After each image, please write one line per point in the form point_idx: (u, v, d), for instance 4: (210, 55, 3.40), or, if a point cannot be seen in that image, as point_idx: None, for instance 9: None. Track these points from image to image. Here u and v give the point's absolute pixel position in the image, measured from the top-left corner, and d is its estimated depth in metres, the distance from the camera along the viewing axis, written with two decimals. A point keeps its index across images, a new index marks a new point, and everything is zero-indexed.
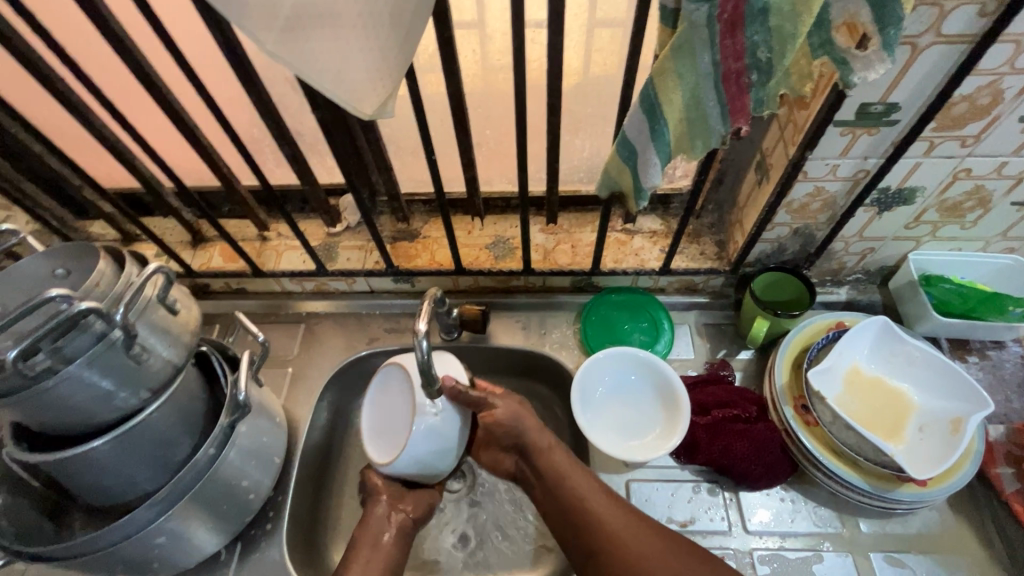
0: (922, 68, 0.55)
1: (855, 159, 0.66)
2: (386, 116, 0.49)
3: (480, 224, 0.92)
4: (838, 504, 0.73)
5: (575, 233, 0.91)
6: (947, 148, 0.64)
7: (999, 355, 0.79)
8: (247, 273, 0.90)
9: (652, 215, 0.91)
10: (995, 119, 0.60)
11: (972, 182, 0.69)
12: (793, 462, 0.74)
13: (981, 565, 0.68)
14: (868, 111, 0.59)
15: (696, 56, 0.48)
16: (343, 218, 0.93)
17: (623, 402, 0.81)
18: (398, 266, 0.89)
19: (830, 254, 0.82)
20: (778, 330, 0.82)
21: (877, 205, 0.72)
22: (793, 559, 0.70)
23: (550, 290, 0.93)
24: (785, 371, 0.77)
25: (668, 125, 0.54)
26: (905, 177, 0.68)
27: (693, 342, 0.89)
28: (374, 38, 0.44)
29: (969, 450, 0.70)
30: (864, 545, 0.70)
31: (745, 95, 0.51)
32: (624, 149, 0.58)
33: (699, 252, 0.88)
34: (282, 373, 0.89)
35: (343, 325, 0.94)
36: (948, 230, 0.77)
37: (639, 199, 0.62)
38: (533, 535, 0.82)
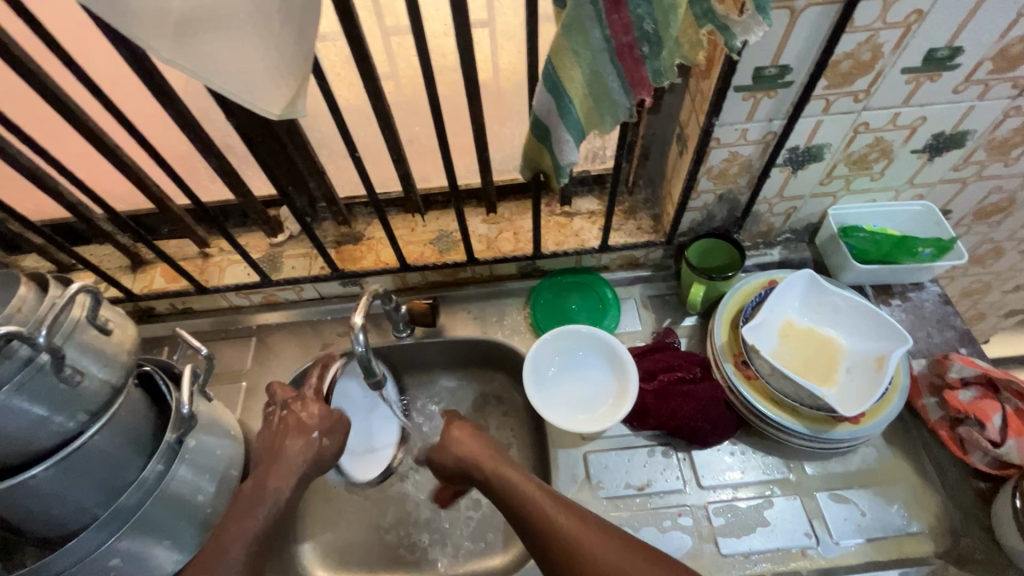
0: (803, 29, 0.58)
1: (761, 122, 0.69)
2: (296, 116, 0.51)
3: (423, 220, 0.94)
4: (784, 451, 0.77)
5: (516, 220, 0.93)
6: (842, 104, 0.68)
7: (919, 296, 0.84)
8: (191, 291, 0.90)
9: (588, 196, 0.93)
10: (880, 72, 0.64)
11: (872, 135, 0.73)
12: (739, 417, 0.77)
13: (917, 493, 0.72)
14: (763, 74, 0.63)
15: (587, 32, 0.51)
16: (285, 228, 0.93)
17: (574, 378, 0.83)
18: (343, 269, 0.90)
19: (756, 217, 0.86)
20: (715, 294, 0.85)
21: (790, 164, 0.76)
22: (745, 507, 0.73)
23: (498, 278, 0.95)
24: (724, 330, 0.81)
25: (573, 101, 0.56)
26: (810, 135, 0.72)
27: (639, 315, 0.92)
28: (269, 37, 0.45)
29: (896, 385, 0.75)
30: (810, 486, 0.74)
31: (640, 67, 0.54)
32: (538, 129, 0.61)
33: (635, 228, 0.91)
34: (236, 388, 0.89)
35: (295, 335, 0.94)
36: (860, 182, 0.81)
37: (560, 176, 0.64)
38: (501, 519, 0.84)
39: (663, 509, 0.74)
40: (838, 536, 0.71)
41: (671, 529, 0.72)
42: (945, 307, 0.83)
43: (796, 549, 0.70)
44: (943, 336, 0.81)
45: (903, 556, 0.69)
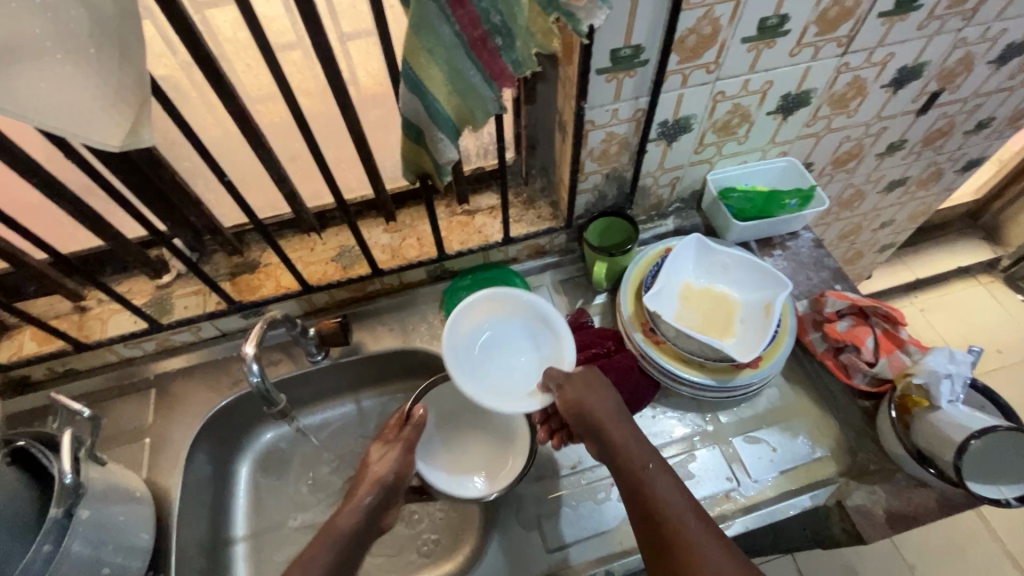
0: (646, 9, 0.62)
1: (629, 100, 0.73)
2: (141, 144, 0.48)
3: (321, 239, 0.91)
4: (699, 405, 0.81)
5: (418, 225, 0.92)
6: (697, 76, 0.73)
7: (795, 244, 0.92)
8: (69, 351, 0.82)
9: (487, 192, 0.94)
10: (723, 44, 0.69)
11: (730, 102, 0.79)
12: (655, 382, 0.81)
13: (817, 421, 0.79)
14: (619, 55, 0.66)
15: (437, 30, 0.51)
16: (170, 267, 0.87)
17: (500, 351, 0.76)
18: (242, 301, 0.85)
19: (645, 190, 0.91)
20: (618, 269, 0.88)
21: (664, 137, 0.81)
22: (671, 465, 0.77)
23: (409, 285, 0.94)
24: (629, 302, 0.85)
25: (439, 100, 0.57)
26: (675, 108, 0.77)
27: (553, 300, 0.94)
28: (89, 62, 0.42)
29: (785, 327, 0.81)
30: (726, 434, 0.79)
31: (498, 59, 0.55)
32: (411, 131, 0.60)
33: (536, 216, 0.93)
34: (139, 446, 0.82)
35: (200, 378, 0.88)
36: (730, 146, 0.88)
37: (443, 174, 0.64)
38: (445, 525, 0.83)
39: (597, 482, 0.76)
40: (756, 474, 0.76)
41: (607, 500, 0.74)
42: (818, 250, 0.91)
43: (720, 494, 0.75)
44: (820, 276, 0.89)
45: (812, 480, 0.75)
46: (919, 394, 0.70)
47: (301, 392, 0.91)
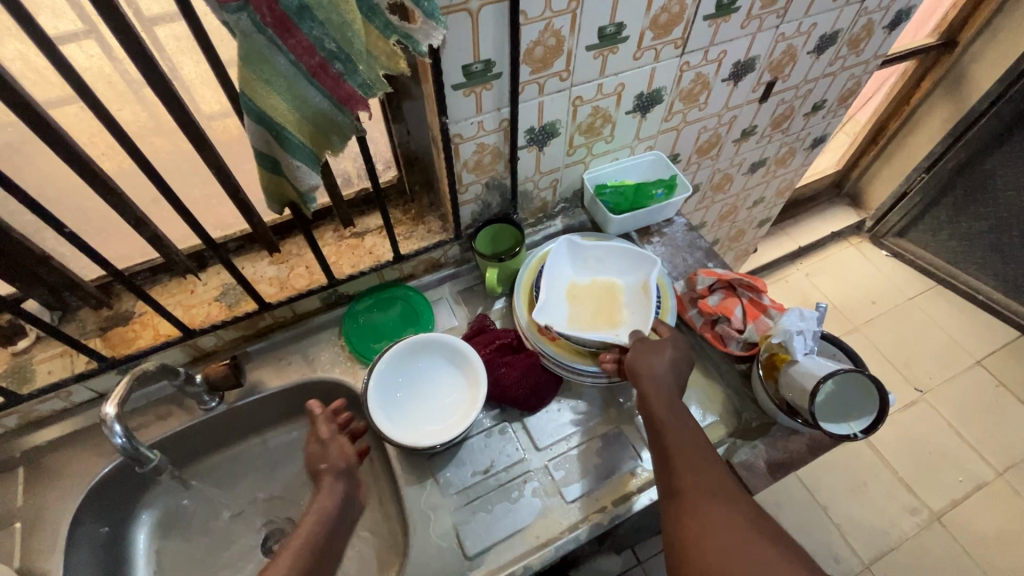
0: (488, 26, 0.65)
1: (492, 111, 0.76)
2: None
3: (202, 279, 0.86)
4: (599, 392, 0.86)
5: (306, 253, 0.90)
6: (552, 84, 0.77)
7: (671, 229, 1.00)
8: None
9: (374, 212, 0.94)
10: (569, 52, 0.74)
11: (589, 105, 0.85)
12: (556, 376, 0.84)
13: (704, 390, 0.86)
14: (471, 70, 0.69)
15: (270, 59, 0.51)
16: (28, 331, 0.80)
17: (422, 397, 0.80)
18: (116, 356, 0.79)
19: (527, 195, 0.94)
20: (511, 272, 0.91)
21: (534, 143, 0.85)
22: (579, 453, 0.80)
23: (304, 316, 0.91)
24: (523, 303, 0.88)
25: (289, 128, 0.56)
26: (538, 115, 0.81)
27: (454, 311, 0.95)
28: None
29: (667, 307, 0.87)
30: (627, 415, 0.84)
31: (342, 83, 0.56)
32: (266, 161, 0.60)
33: (426, 231, 0.94)
34: (8, 533, 0.74)
35: (77, 447, 0.80)
36: (598, 146, 0.93)
37: (309, 201, 0.64)
38: (367, 554, 0.82)
39: (510, 482, 0.78)
40: None
41: (520, 498, 0.76)
42: (690, 233, 0.99)
43: (626, 472, 0.79)
44: (695, 257, 0.97)
45: None
46: (782, 351, 0.79)
47: (199, 443, 0.86)
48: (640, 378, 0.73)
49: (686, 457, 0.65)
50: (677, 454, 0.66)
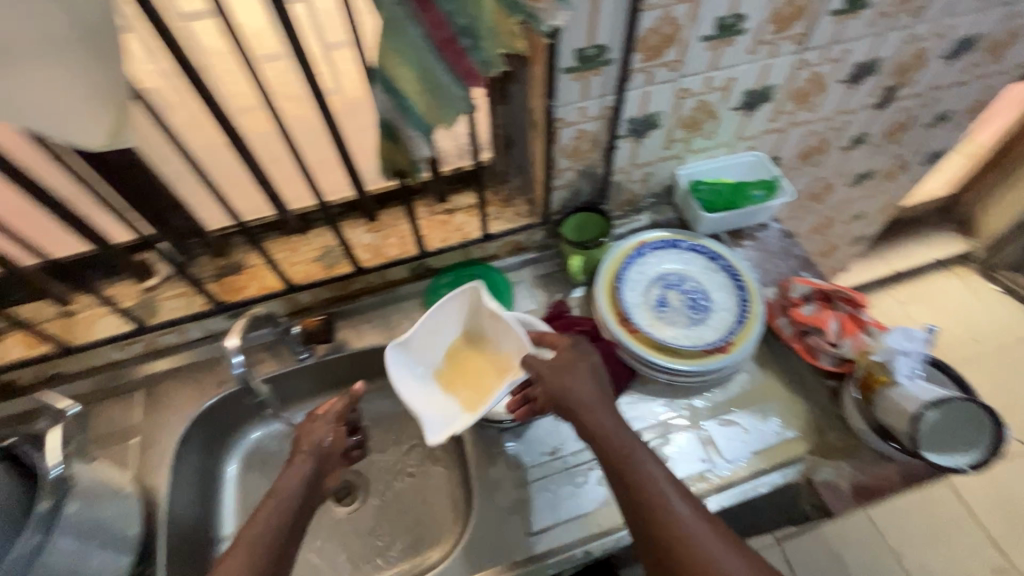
0: (608, 11, 0.65)
1: (597, 98, 0.76)
2: (123, 143, 0.52)
3: (305, 239, 0.93)
4: (673, 391, 0.84)
5: (400, 224, 0.95)
6: (661, 74, 0.76)
7: (765, 234, 0.96)
8: (59, 354, 0.83)
9: (466, 191, 0.97)
10: (683, 43, 0.73)
11: (694, 99, 0.83)
12: (630, 369, 0.84)
13: (786, 402, 0.83)
14: (585, 55, 0.69)
15: (406, 32, 0.54)
16: (157, 271, 0.89)
17: None
18: (228, 301, 0.87)
19: (618, 186, 0.94)
20: (594, 262, 0.91)
21: (633, 134, 0.84)
22: (647, 449, 0.79)
23: (392, 284, 0.96)
24: (605, 293, 0.87)
25: (412, 99, 0.59)
26: (642, 105, 0.80)
27: (532, 294, 0.97)
28: (80, 72, 0.45)
29: (755, 313, 0.84)
30: (700, 417, 0.82)
31: (464, 59, 0.58)
32: (385, 130, 0.63)
33: (514, 214, 0.96)
34: (127, 446, 0.83)
35: (186, 379, 0.89)
36: (697, 142, 0.91)
37: (417, 170, 0.68)
38: (430, 516, 0.85)
39: (576, 467, 0.78)
40: (728, 455, 0.78)
41: (584, 484, 0.77)
42: (785, 240, 0.94)
43: (695, 475, 0.77)
44: (789, 265, 0.93)
45: (782, 459, 0.78)
46: (881, 371, 0.73)
47: (287, 391, 0.93)
48: (575, 408, 0.66)
49: (661, 489, 0.59)
50: (650, 487, 0.60)
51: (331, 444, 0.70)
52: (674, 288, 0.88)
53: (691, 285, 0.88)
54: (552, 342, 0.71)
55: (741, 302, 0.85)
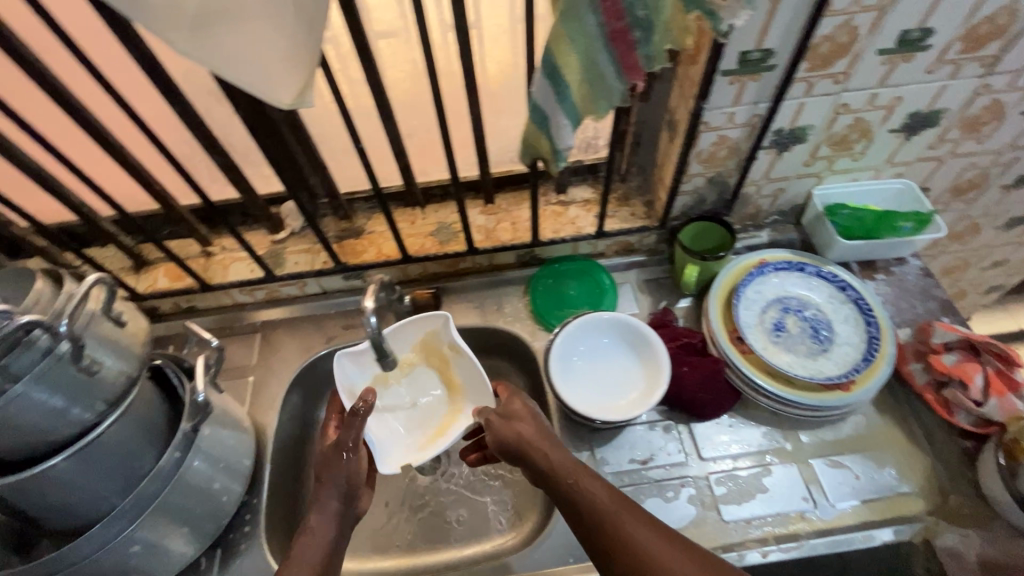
0: (785, 14, 0.62)
1: (748, 105, 0.73)
2: (305, 105, 0.53)
3: (422, 213, 0.96)
4: (779, 421, 0.80)
5: (514, 210, 0.95)
6: (823, 86, 0.71)
7: (902, 270, 0.88)
8: (196, 289, 0.90)
9: (583, 184, 0.96)
10: (857, 54, 0.68)
11: (851, 116, 0.77)
12: (736, 390, 0.80)
13: (906, 455, 0.76)
14: (748, 58, 0.66)
15: (583, 19, 0.54)
16: (286, 225, 0.95)
17: (598, 371, 0.81)
18: (346, 262, 0.91)
19: (745, 199, 0.89)
20: (709, 274, 0.88)
21: (775, 146, 0.80)
22: (745, 476, 0.76)
23: (497, 268, 0.97)
24: (718, 308, 0.84)
25: (570, 87, 0.59)
26: (793, 117, 0.75)
27: (636, 298, 0.94)
28: (284, 27, 0.48)
29: (883, 354, 0.78)
30: (806, 454, 0.77)
31: (633, 52, 0.57)
32: (536, 115, 0.62)
33: (629, 214, 0.94)
34: (244, 382, 0.90)
35: (300, 330, 0.95)
36: (842, 162, 0.85)
37: (558, 160, 0.66)
38: (507, 500, 0.84)
39: (666, 481, 0.76)
40: (833, 499, 0.74)
41: (674, 499, 0.74)
42: (927, 279, 0.87)
43: (794, 512, 0.73)
44: (927, 307, 0.85)
45: (895, 514, 0.72)
46: None
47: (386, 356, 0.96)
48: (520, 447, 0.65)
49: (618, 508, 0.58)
50: (604, 506, 0.59)
51: (356, 475, 0.67)
52: (793, 313, 0.83)
53: (813, 313, 0.83)
54: (509, 397, 0.71)
55: (870, 339, 0.79)
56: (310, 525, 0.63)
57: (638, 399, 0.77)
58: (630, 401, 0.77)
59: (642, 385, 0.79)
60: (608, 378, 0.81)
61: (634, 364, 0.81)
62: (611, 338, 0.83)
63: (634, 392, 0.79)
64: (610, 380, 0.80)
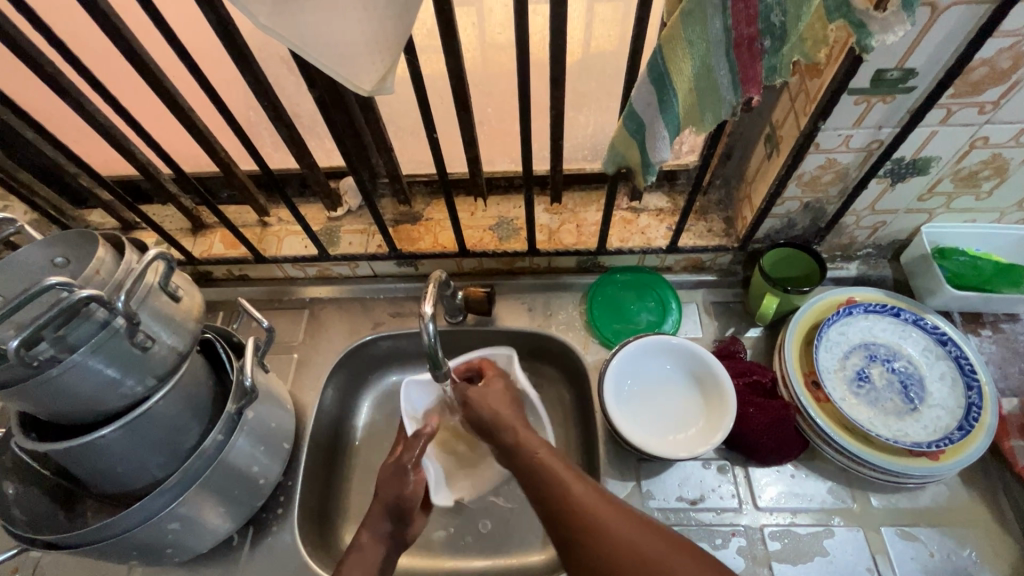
0: (941, 30, 0.53)
1: (869, 129, 0.64)
2: (385, 92, 0.48)
3: (484, 204, 0.91)
4: (849, 479, 0.73)
5: (580, 212, 0.89)
6: (964, 115, 0.62)
7: (1012, 328, 0.79)
8: (249, 260, 0.89)
9: (658, 192, 0.89)
10: (1016, 83, 0.58)
11: (989, 150, 0.66)
12: (804, 440, 0.74)
13: (992, 537, 0.68)
14: (884, 77, 0.57)
15: (707, 21, 0.46)
16: (344, 202, 0.91)
17: (654, 400, 0.76)
18: (401, 249, 0.88)
19: (840, 228, 0.80)
20: (788, 307, 0.80)
21: (890, 176, 0.70)
22: (804, 534, 0.70)
23: (555, 270, 0.92)
24: (795, 347, 0.77)
25: (677, 95, 0.52)
26: (920, 146, 0.66)
27: (701, 321, 0.87)
28: (371, 8, 0.43)
29: (982, 423, 0.70)
30: (876, 520, 0.70)
31: (757, 62, 0.49)
32: (631, 122, 0.56)
33: (706, 230, 0.86)
34: (288, 359, 0.89)
35: (348, 311, 0.93)
36: (963, 200, 0.75)
37: (648, 173, 0.59)
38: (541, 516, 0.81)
39: (716, 527, 0.71)
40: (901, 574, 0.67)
41: (722, 548, 0.69)
42: None
43: None
44: None
45: None
46: None
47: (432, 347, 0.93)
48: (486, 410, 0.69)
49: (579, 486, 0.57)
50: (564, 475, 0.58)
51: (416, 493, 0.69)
52: (880, 363, 0.75)
53: (904, 365, 0.75)
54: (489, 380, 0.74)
55: (967, 405, 0.71)
56: (362, 542, 0.65)
57: (699, 436, 0.72)
58: (690, 438, 0.72)
59: (704, 421, 0.73)
60: (665, 408, 0.75)
61: (695, 396, 0.76)
62: (672, 365, 0.77)
63: (695, 428, 0.73)
64: (668, 412, 0.75)
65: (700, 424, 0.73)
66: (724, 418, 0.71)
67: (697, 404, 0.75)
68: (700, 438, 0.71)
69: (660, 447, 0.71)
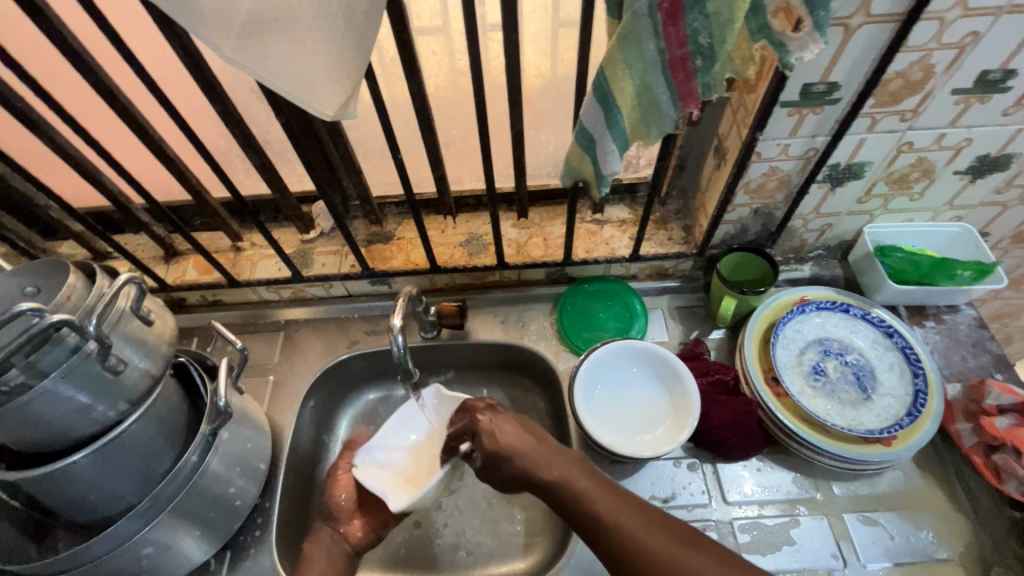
0: (855, 48, 0.58)
1: (805, 137, 0.69)
2: (348, 117, 0.51)
3: (453, 222, 0.94)
4: (812, 470, 0.76)
5: (547, 226, 0.93)
6: (888, 123, 0.67)
7: (953, 318, 0.84)
8: (223, 284, 0.90)
9: (620, 204, 0.93)
10: (929, 93, 0.64)
11: (916, 154, 0.72)
12: (768, 434, 0.77)
13: (946, 517, 0.72)
14: (811, 90, 0.62)
15: (642, 44, 0.51)
16: (316, 225, 0.93)
17: (624, 403, 0.79)
18: (373, 268, 0.90)
19: (790, 232, 0.85)
20: (746, 308, 0.84)
21: (829, 181, 0.75)
22: (771, 525, 0.72)
23: (525, 283, 0.95)
24: (754, 347, 0.80)
25: (621, 111, 0.56)
26: (852, 152, 0.71)
27: (667, 325, 0.91)
28: (330, 40, 0.46)
29: (930, 409, 0.74)
30: (838, 507, 0.73)
31: (692, 79, 0.53)
32: (583, 138, 0.60)
33: (666, 238, 0.90)
34: (264, 382, 0.90)
35: (322, 331, 0.94)
36: (899, 201, 0.80)
37: (602, 185, 0.63)
38: (520, 523, 0.82)
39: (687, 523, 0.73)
40: (865, 558, 0.70)
41: None
42: (980, 331, 0.83)
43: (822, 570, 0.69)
44: (978, 361, 0.81)
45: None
46: None
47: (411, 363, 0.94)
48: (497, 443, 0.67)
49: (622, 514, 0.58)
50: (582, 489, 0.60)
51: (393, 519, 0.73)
52: (834, 357, 0.79)
53: (855, 358, 0.79)
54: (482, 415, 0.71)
55: (916, 393, 0.75)
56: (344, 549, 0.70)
57: (667, 433, 0.75)
58: (660, 437, 0.75)
59: (671, 420, 0.76)
60: (635, 410, 0.78)
61: (662, 396, 0.78)
62: (638, 367, 0.81)
63: (663, 427, 0.76)
64: (637, 414, 0.78)
65: (668, 423, 0.76)
66: (690, 415, 0.74)
67: (665, 403, 0.78)
68: (669, 435, 0.74)
69: (630, 447, 0.73)
